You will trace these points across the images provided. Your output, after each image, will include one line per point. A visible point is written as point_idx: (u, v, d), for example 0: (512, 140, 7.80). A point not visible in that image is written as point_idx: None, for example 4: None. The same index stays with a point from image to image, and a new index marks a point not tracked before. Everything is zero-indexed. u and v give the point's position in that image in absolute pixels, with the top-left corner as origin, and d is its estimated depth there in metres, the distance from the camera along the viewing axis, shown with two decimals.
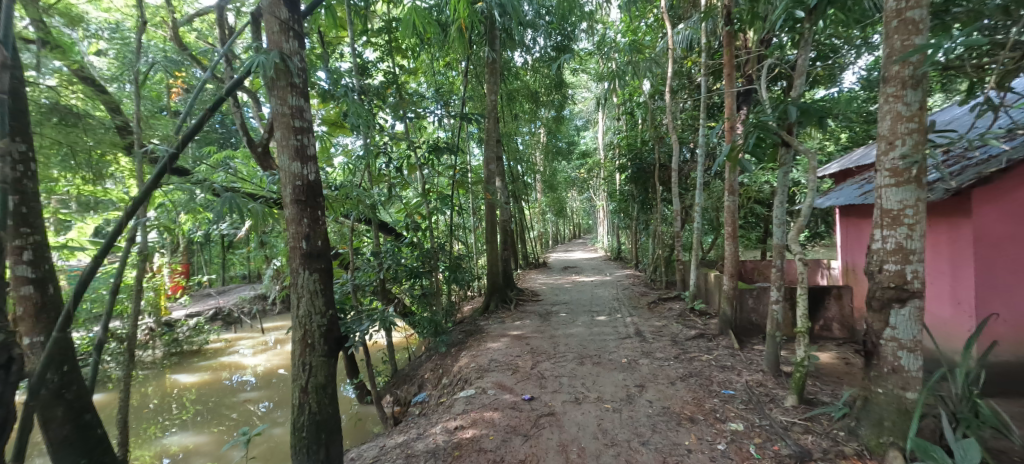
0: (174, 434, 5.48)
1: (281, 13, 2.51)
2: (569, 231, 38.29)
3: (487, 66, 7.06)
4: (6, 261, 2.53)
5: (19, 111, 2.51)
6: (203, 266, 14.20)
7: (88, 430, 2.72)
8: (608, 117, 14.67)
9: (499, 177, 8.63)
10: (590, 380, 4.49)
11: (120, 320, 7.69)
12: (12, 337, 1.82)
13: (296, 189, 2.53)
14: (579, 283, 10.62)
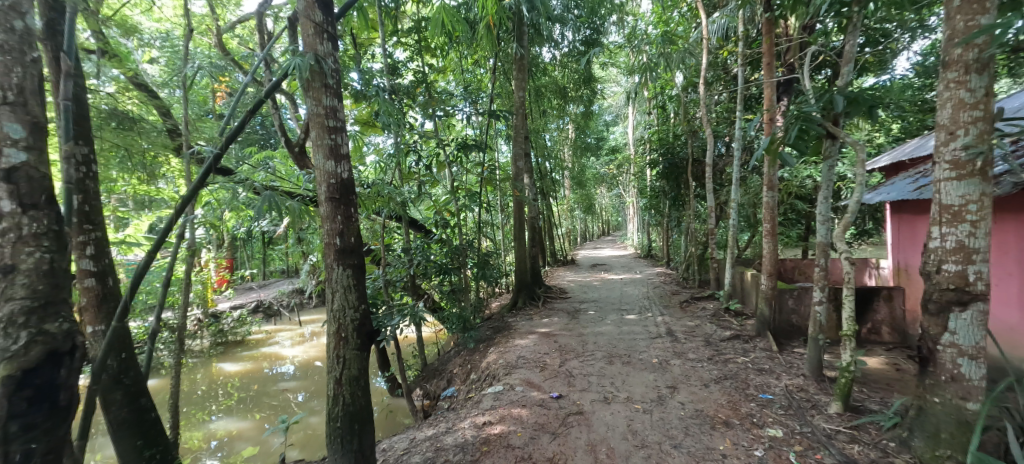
0: (220, 419, 5.82)
1: (315, 16, 2.57)
2: (598, 228, 37.87)
3: (515, 63, 7.06)
4: (72, 255, 2.77)
5: (82, 116, 2.75)
6: (245, 261, 14.93)
7: (143, 413, 2.93)
8: (639, 112, 14.38)
9: (527, 174, 8.61)
10: (619, 380, 4.42)
11: (172, 311, 8.20)
12: (76, 326, 1.90)
13: (331, 187, 2.58)
14: (608, 281, 10.45)
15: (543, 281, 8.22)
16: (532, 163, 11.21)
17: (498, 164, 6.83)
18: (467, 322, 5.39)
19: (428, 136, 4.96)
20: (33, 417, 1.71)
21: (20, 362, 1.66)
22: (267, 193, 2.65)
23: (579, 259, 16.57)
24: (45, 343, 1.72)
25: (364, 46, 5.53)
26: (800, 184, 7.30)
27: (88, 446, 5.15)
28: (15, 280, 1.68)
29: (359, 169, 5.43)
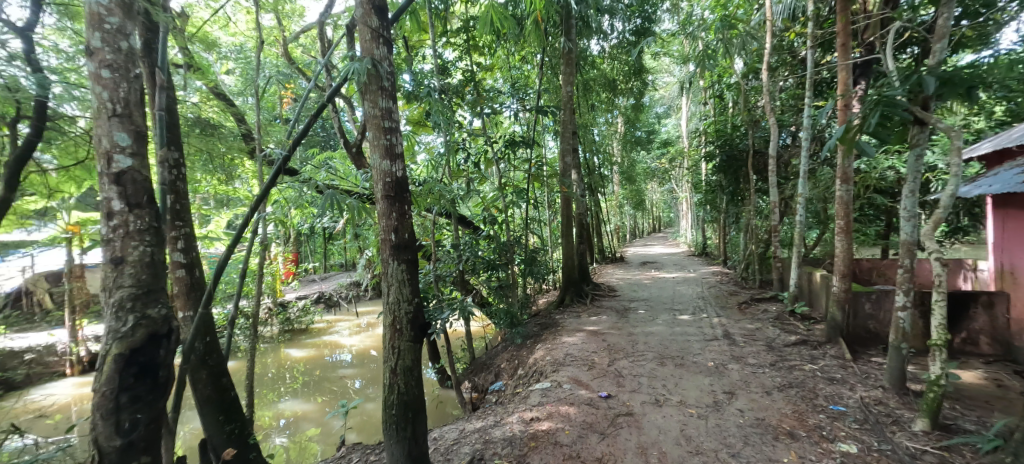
0: (287, 400, 6.32)
1: (372, 22, 2.69)
2: (649, 225, 36.74)
3: (564, 57, 6.97)
4: (166, 248, 3.11)
5: (173, 125, 3.08)
6: (308, 255, 16.01)
7: (224, 392, 3.24)
8: (693, 102, 13.72)
9: (575, 170, 8.48)
10: (672, 382, 4.25)
11: (247, 300, 8.96)
12: (172, 313, 2.24)
13: (386, 185, 2.68)
14: (660, 279, 10.06)
15: (590, 279, 8.08)
16: (580, 158, 11.03)
17: (545, 160, 6.80)
18: (515, 317, 5.40)
19: (476, 134, 5.08)
20: (139, 390, 2.08)
21: (129, 341, 2.03)
22: (329, 192, 2.81)
23: (627, 259, 14.99)
24: (147, 326, 2.08)
25: (416, 48, 5.81)
26: (880, 176, 6.57)
27: (180, 418, 5.76)
28: (124, 270, 2.05)
29: (410, 167, 5.68)
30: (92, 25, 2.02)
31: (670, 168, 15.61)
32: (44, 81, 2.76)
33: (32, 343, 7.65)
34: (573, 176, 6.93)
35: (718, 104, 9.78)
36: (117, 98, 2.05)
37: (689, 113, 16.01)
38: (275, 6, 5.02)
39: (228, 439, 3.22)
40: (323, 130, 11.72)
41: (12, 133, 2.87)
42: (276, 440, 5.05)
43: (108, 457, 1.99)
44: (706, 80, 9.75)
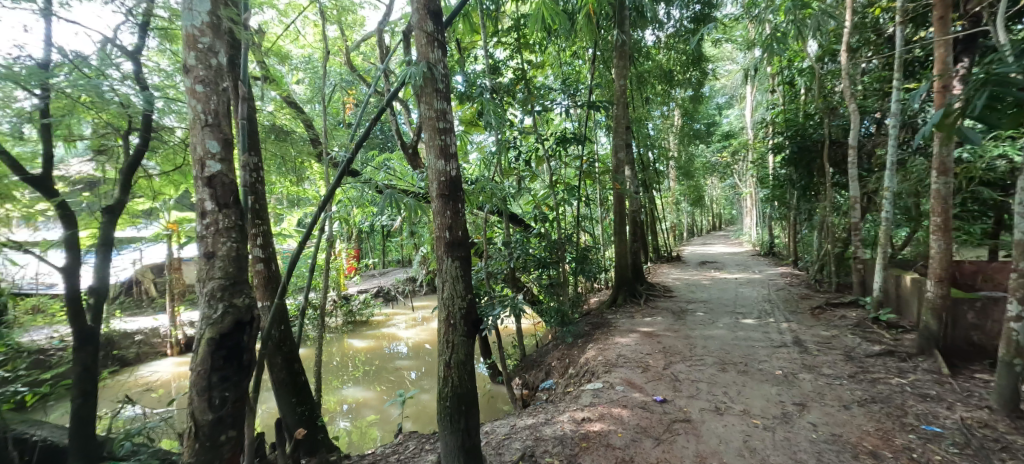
0: (350, 387, 6.76)
1: (427, 27, 2.75)
2: (710, 222, 34.92)
3: (617, 50, 6.78)
4: (248, 244, 3.46)
5: (253, 132, 3.40)
6: (367, 251, 16.96)
7: (296, 376, 3.52)
8: (759, 91, 12.82)
9: (629, 166, 8.24)
10: (735, 390, 4.00)
11: (315, 292, 9.66)
12: (254, 301, 2.46)
13: (441, 185, 2.74)
14: (722, 280, 9.49)
15: (645, 278, 7.82)
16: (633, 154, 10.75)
17: (597, 157, 6.67)
18: (566, 316, 5.47)
19: (527, 132, 5.11)
20: (227, 371, 2.30)
21: (217, 327, 2.25)
22: (388, 192, 2.92)
23: (687, 259, 13.98)
24: (233, 314, 2.30)
25: (468, 50, 5.97)
26: (988, 167, 5.65)
27: (259, 398, 6.42)
28: (216, 263, 2.30)
29: (463, 166, 5.84)
30: (189, 46, 2.30)
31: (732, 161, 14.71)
32: (149, 97, 3.11)
33: (141, 327, 8.77)
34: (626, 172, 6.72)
35: (787, 92, 9.06)
36: (208, 110, 2.31)
37: (754, 102, 15.01)
38: (339, 17, 5.36)
39: (299, 420, 3.50)
40: (382, 133, 12.36)
41: (124, 143, 3.22)
42: (340, 424, 5.42)
43: (202, 428, 2.24)
44: (774, 66, 9.06)
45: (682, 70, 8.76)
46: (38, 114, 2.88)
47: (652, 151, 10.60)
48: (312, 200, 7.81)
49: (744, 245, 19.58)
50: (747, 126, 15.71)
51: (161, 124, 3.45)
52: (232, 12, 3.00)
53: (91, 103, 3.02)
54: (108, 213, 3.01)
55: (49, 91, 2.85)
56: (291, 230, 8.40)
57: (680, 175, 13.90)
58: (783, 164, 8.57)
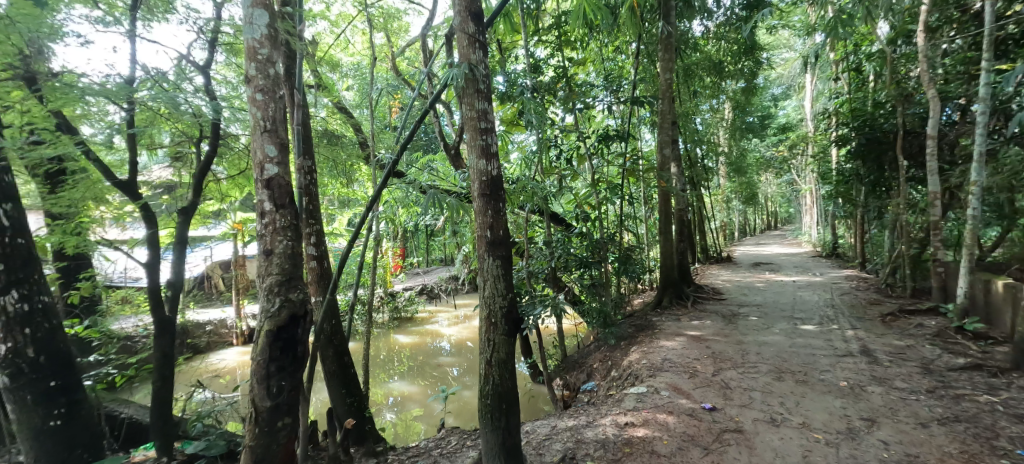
0: (396, 382, 7.02)
1: (469, 28, 2.78)
2: (766, 221, 33.02)
3: (662, 43, 6.54)
4: (303, 243, 3.68)
5: (307, 137, 3.61)
6: (412, 250, 17.55)
7: (346, 369, 3.69)
8: (820, 79, 11.94)
9: (675, 163, 7.95)
10: (793, 401, 3.74)
11: (364, 289, 10.12)
12: (308, 296, 2.59)
13: (482, 184, 2.74)
14: (778, 283, 8.91)
15: (692, 279, 7.51)
16: (679, 150, 10.38)
17: (641, 153, 6.48)
18: (609, 317, 5.28)
19: (568, 130, 5.07)
20: (283, 362, 2.44)
21: (274, 320, 2.40)
22: (431, 192, 2.97)
23: (737, 259, 13.55)
24: (289, 308, 2.43)
25: (508, 50, 6.02)
26: None
27: (312, 388, 6.83)
28: (273, 260, 2.44)
29: (504, 166, 5.88)
30: (250, 57, 2.46)
31: (788, 156, 13.80)
32: (217, 107, 3.36)
33: (211, 318, 9.58)
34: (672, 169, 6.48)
35: (853, 79, 8.36)
36: (267, 117, 2.46)
37: (814, 92, 14.01)
38: (386, 24, 5.60)
39: (349, 410, 3.67)
40: (426, 135, 12.75)
41: (197, 150, 3.53)
42: (387, 416, 5.64)
43: (262, 414, 2.41)
44: (838, 52, 8.39)
45: (733, 61, 8.33)
46: (126, 125, 3.17)
47: (700, 147, 10.16)
48: (361, 200, 8.21)
49: (802, 245, 18.36)
50: (806, 118, 14.69)
51: (227, 132, 3.73)
52: (288, 25, 3.22)
53: (169, 113, 3.29)
54: (182, 214, 3.29)
55: (135, 104, 3.15)
56: (342, 229, 9.18)
57: (731, 172, 13.21)
58: (849, 158, 7.91)
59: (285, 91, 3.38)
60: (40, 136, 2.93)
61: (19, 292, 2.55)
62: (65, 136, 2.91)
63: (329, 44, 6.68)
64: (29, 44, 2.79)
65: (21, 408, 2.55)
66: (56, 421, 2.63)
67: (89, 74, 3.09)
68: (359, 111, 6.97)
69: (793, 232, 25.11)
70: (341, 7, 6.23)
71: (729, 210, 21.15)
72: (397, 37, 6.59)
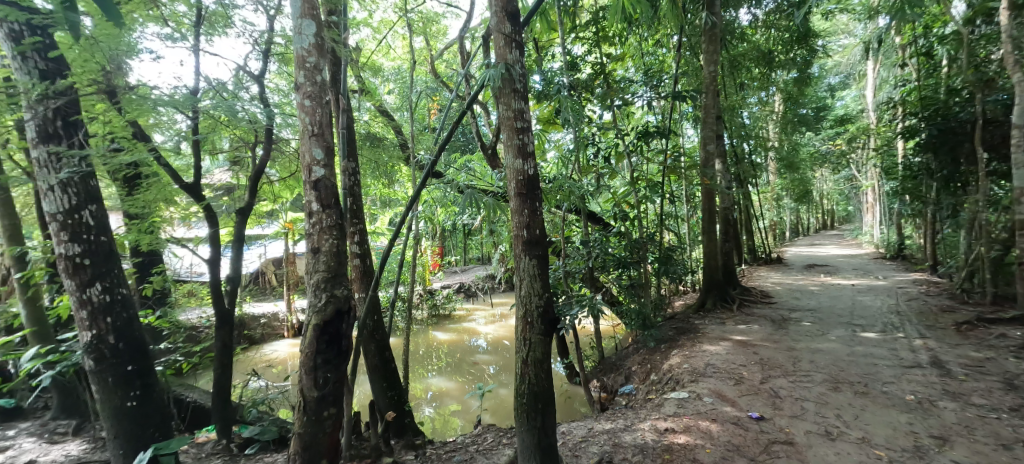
0: (435, 377, 7.20)
1: (505, 28, 2.78)
2: (822, 220, 31.03)
3: (706, 34, 6.29)
4: (347, 241, 3.83)
5: (351, 139, 3.75)
6: (451, 249, 17.93)
7: (387, 363, 3.82)
8: (885, 67, 11.03)
9: (720, 159, 7.62)
10: (851, 414, 3.47)
11: (404, 286, 10.46)
12: (351, 292, 2.69)
13: (519, 184, 2.72)
14: (835, 287, 8.30)
15: (737, 281, 7.15)
16: (725, 145, 9.92)
17: (683, 150, 6.25)
18: (648, 319, 5.13)
19: (605, 128, 4.99)
20: (328, 354, 2.55)
21: (321, 315, 2.52)
22: (469, 192, 3.00)
23: (788, 259, 13.20)
24: (334, 303, 2.54)
25: (545, 48, 6.01)
26: None
27: (356, 380, 7.13)
28: (320, 257, 2.56)
29: (541, 164, 5.87)
30: (299, 65, 2.59)
31: (847, 150, 12.84)
32: (270, 113, 3.59)
33: (265, 312, 10.22)
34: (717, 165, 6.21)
35: (923, 65, 7.66)
36: (314, 121, 2.59)
37: (876, 81, 12.99)
38: (425, 29, 5.79)
39: (390, 403, 3.80)
40: (465, 135, 13.01)
41: (253, 154, 3.78)
42: (425, 410, 5.80)
43: (309, 403, 2.54)
44: (905, 35, 7.73)
45: (784, 50, 7.85)
46: (191, 132, 3.49)
47: (748, 142, 9.66)
48: (403, 199, 8.50)
49: (862, 246, 17.05)
50: (867, 109, 13.64)
51: (280, 137, 4.00)
52: (334, 33, 3.39)
53: (228, 120, 3.55)
54: (240, 214, 3.53)
55: (199, 112, 3.43)
56: (383, 228, 9.60)
57: (782, 168, 12.46)
58: (917, 151, 7.26)
59: (331, 97, 3.56)
60: (120, 144, 3.23)
61: (102, 285, 2.82)
62: (140, 144, 3.23)
63: (372, 50, 6.95)
64: (110, 61, 3.12)
65: (104, 389, 2.82)
66: (133, 402, 2.88)
67: (160, 86, 3.41)
68: (398, 113, 7.20)
69: (852, 232, 23.37)
70: (382, 14, 6.47)
71: (780, 208, 19.98)
72: (435, 41, 6.76)
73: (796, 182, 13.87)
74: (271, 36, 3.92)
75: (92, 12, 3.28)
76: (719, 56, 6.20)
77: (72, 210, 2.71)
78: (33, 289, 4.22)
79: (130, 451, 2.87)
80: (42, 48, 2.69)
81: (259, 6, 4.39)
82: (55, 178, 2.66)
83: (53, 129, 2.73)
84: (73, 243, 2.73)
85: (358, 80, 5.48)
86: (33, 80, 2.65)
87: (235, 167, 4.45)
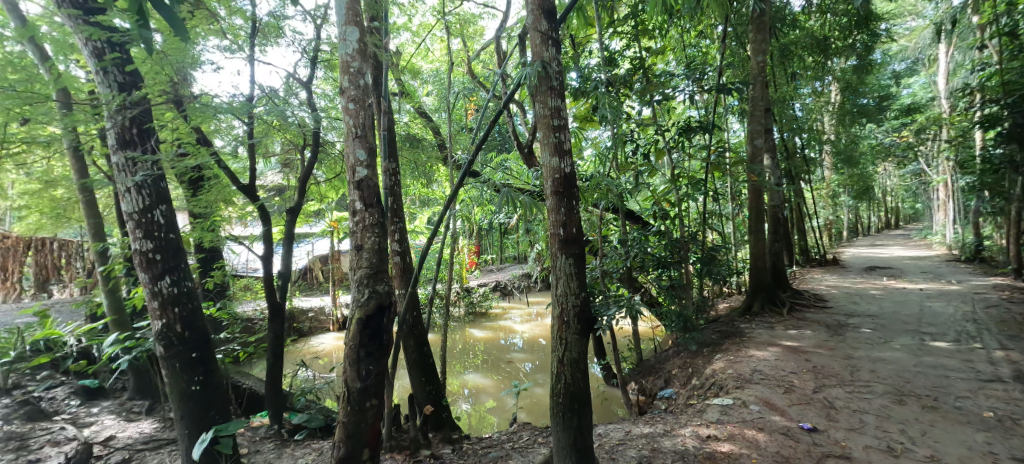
0: (471, 374, 7.32)
1: (542, 26, 2.76)
2: (885, 219, 28.84)
3: (753, 23, 6.01)
4: (388, 240, 3.96)
5: (391, 139, 3.86)
6: (488, 248, 18.20)
7: (425, 358, 3.91)
8: (960, 50, 10.08)
9: (768, 154, 7.24)
10: (918, 429, 3.18)
11: (442, 284, 10.70)
12: (392, 289, 2.73)
13: (556, 182, 2.68)
14: (900, 291, 7.63)
15: (788, 284, 6.74)
16: (775, 139, 9.39)
17: (728, 145, 5.98)
18: (690, 322, 4.94)
19: (645, 124, 4.87)
20: (371, 347, 2.61)
21: (364, 309, 2.58)
22: (505, 190, 3.00)
23: (845, 259, 12.69)
24: (376, 298, 2.60)
25: (582, 45, 5.95)
26: None
27: (396, 374, 7.38)
28: (364, 254, 2.62)
29: (578, 162, 5.81)
30: (344, 71, 2.69)
31: (916, 142, 11.82)
32: (317, 117, 3.79)
33: (313, 306, 10.77)
34: (765, 161, 5.91)
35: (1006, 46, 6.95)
36: (358, 124, 2.67)
37: (950, 66, 11.88)
38: (462, 30, 5.91)
39: (428, 397, 3.90)
40: (502, 135, 13.18)
41: (302, 156, 4.00)
42: (462, 406, 5.91)
43: (353, 393, 2.61)
44: (984, 14, 7.05)
45: (841, 36, 7.36)
46: (246, 136, 3.77)
47: (801, 135, 9.10)
48: (442, 198, 8.73)
49: (932, 246, 15.61)
50: (939, 97, 12.51)
51: (326, 139, 4.25)
52: (375, 40, 3.55)
53: (280, 125, 3.79)
54: (290, 213, 3.74)
55: (254, 118, 3.68)
56: (422, 227, 9.88)
57: (840, 162, 11.64)
58: (998, 142, 6.59)
59: (373, 100, 3.70)
60: (186, 149, 3.51)
61: (171, 278, 3.05)
62: (203, 149, 3.55)
63: (411, 54, 7.19)
64: (177, 73, 3.48)
65: (172, 373, 3.04)
66: (197, 386, 3.09)
67: (220, 95, 3.70)
68: (436, 114, 7.40)
69: (920, 231, 21.46)
70: (421, 18, 6.67)
71: (837, 205, 18.66)
72: (472, 42, 6.88)
73: (855, 178, 12.89)
74: (318, 45, 4.16)
75: (162, 29, 3.68)
76: (768, 45, 5.92)
77: (146, 209, 2.95)
78: (113, 281, 4.67)
79: (194, 431, 3.09)
80: (120, 63, 2.95)
81: (308, 16, 4.64)
82: (131, 180, 2.91)
83: (131, 135, 2.97)
84: (146, 240, 2.97)
85: (397, 84, 5.70)
86: (113, 93, 2.90)
87: (285, 170, 4.75)
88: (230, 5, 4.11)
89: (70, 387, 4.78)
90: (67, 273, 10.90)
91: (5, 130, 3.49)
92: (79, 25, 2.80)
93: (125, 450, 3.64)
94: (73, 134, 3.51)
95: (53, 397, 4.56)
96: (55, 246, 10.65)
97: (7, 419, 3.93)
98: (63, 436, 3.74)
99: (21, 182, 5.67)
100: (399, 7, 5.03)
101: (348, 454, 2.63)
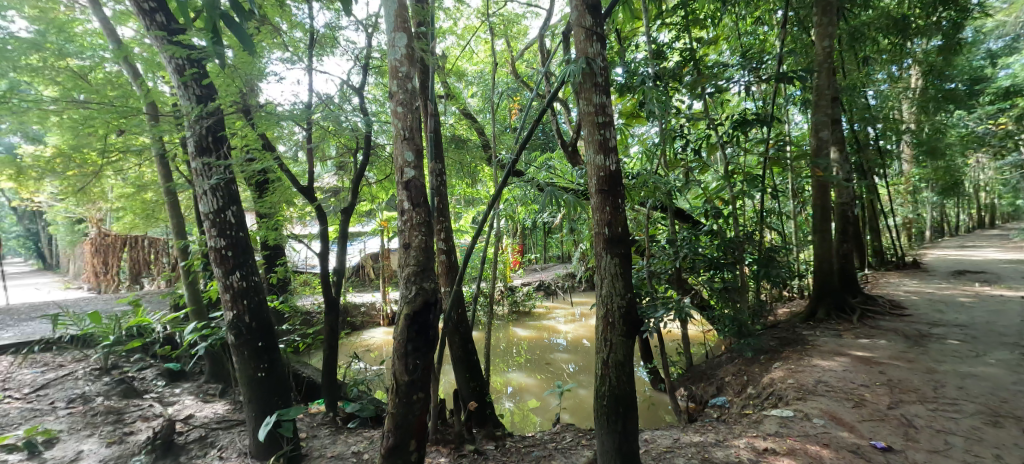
0: (514, 372, 7.38)
1: (586, 22, 2.71)
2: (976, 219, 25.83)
3: (817, 5, 5.57)
4: (435, 239, 4.11)
5: (437, 141, 3.97)
6: (532, 247, 18.28)
7: (470, 355, 3.99)
8: None
9: (835, 146, 6.68)
10: (1018, 456, 2.80)
11: (487, 281, 10.83)
12: (437, 286, 2.76)
13: (600, 180, 2.62)
14: (998, 299, 6.73)
15: (859, 288, 6.16)
16: (844, 131, 8.65)
17: (790, 137, 5.59)
18: (745, 326, 4.67)
19: (696, 119, 4.65)
20: (418, 341, 2.68)
21: (411, 305, 2.64)
22: (550, 189, 2.95)
23: None
24: (423, 295, 2.64)
25: (630, 39, 5.81)
26: None
27: (443, 369, 7.59)
28: (411, 251, 2.69)
29: (625, 159, 5.69)
30: (393, 75, 2.77)
31: None
32: (368, 122, 3.99)
33: (366, 302, 11.28)
34: (832, 154, 5.48)
35: None
36: (405, 126, 2.76)
37: None
38: (506, 31, 5.99)
39: (472, 393, 3.97)
40: (547, 134, 13.27)
41: (355, 159, 4.25)
42: (506, 404, 5.98)
43: (401, 385, 2.69)
44: None
45: (922, 14, 6.68)
46: (305, 141, 4.08)
47: (875, 126, 8.32)
48: (488, 198, 8.87)
49: None
50: None
51: (377, 142, 4.48)
52: (422, 45, 3.71)
53: (335, 129, 4.02)
54: (344, 213, 3.96)
55: (312, 124, 3.97)
56: (468, 226, 10.07)
57: (922, 155, 10.52)
58: None
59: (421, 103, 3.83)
60: (254, 156, 3.86)
61: (241, 273, 3.28)
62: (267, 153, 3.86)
63: (456, 57, 7.40)
64: (245, 84, 3.80)
65: (242, 359, 3.28)
66: (262, 373, 3.31)
67: (283, 104, 3.99)
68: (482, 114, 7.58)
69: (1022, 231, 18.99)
70: (466, 21, 6.82)
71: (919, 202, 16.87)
72: (514, 42, 6.93)
73: (942, 172, 11.57)
74: (369, 52, 4.40)
75: (233, 46, 4.06)
76: (835, 28, 5.46)
77: (219, 210, 3.19)
78: (192, 275, 5.18)
79: (260, 413, 3.34)
80: (198, 77, 3.22)
81: (360, 24, 4.86)
82: (208, 183, 3.19)
83: (207, 143, 3.25)
84: (220, 238, 3.23)
85: (443, 87, 5.90)
86: (192, 104, 3.18)
87: (340, 172, 5.04)
88: (293, 19, 4.43)
89: (158, 370, 5.38)
90: (155, 267, 12.16)
91: (105, 140, 3.97)
92: (164, 44, 3.08)
93: (201, 428, 4.01)
94: (159, 143, 3.94)
95: (144, 377, 5.17)
96: (146, 242, 11.95)
97: (107, 395, 4.53)
98: (151, 413, 4.22)
99: (119, 187, 6.44)
100: (443, 11, 5.22)
101: (396, 443, 2.71)
